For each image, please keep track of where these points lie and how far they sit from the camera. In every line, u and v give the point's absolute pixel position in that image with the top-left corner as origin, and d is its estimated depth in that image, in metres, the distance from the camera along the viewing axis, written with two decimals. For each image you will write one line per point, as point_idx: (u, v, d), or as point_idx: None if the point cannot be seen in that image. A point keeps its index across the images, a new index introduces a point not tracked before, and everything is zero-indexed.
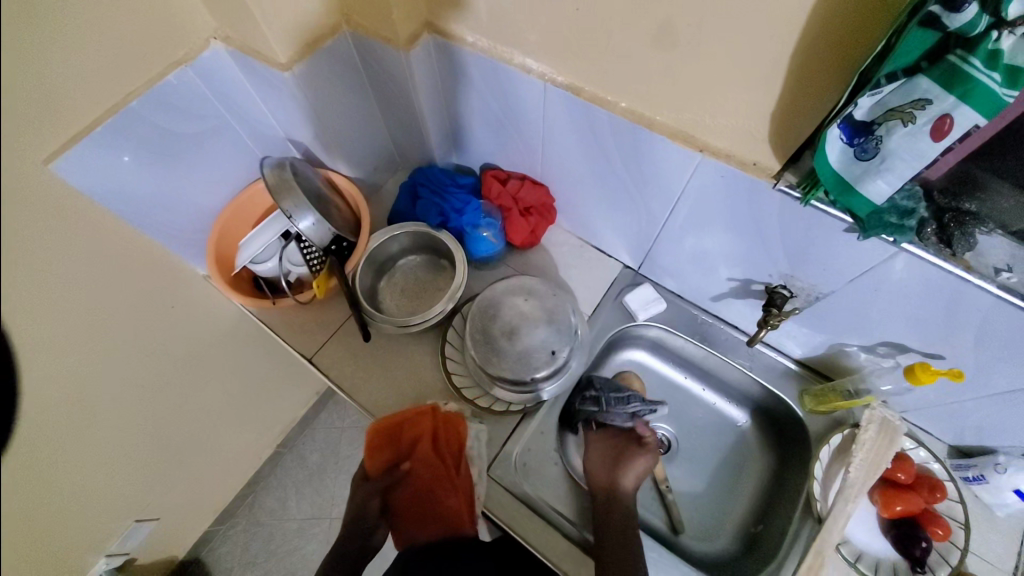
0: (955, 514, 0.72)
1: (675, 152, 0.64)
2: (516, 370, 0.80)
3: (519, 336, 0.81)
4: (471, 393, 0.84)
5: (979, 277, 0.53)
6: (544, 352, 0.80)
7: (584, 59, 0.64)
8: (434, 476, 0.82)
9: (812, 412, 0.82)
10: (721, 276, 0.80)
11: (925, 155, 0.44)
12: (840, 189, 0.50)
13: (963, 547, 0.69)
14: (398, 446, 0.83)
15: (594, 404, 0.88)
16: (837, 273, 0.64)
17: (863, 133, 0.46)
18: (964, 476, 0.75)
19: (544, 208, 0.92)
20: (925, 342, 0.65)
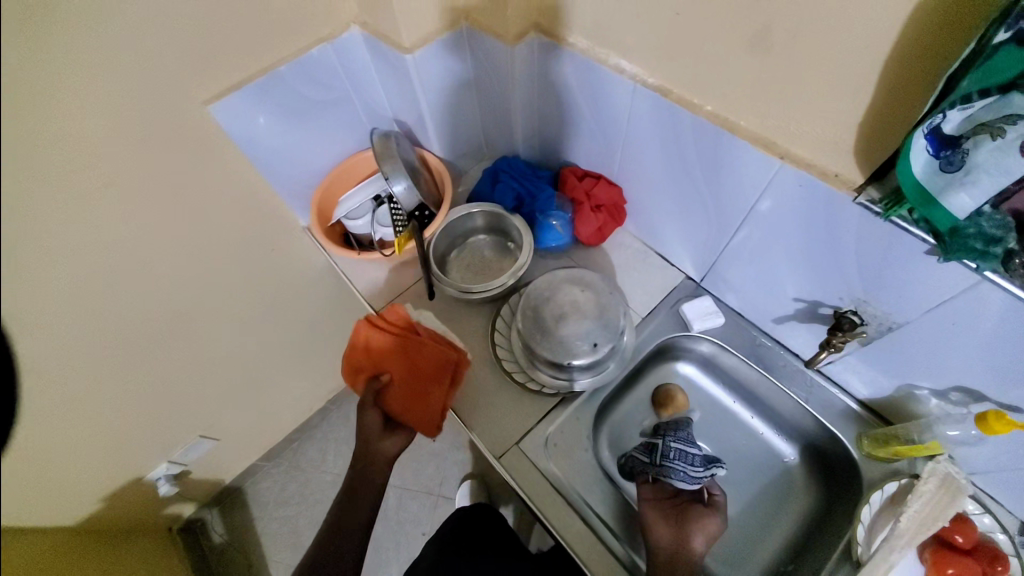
0: None
1: (755, 157, 0.66)
2: (557, 354, 0.81)
3: (567, 321, 0.82)
4: (509, 366, 0.87)
5: None
6: (587, 343, 0.81)
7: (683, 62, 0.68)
8: (396, 358, 0.86)
9: (867, 457, 0.77)
10: (787, 296, 0.79)
11: (1014, 170, 0.44)
12: (921, 201, 0.51)
13: None
14: (364, 359, 0.88)
15: (647, 453, 0.81)
16: (914, 301, 0.62)
17: (949, 145, 0.47)
18: None
19: (615, 209, 0.95)
20: (1004, 390, 0.61)
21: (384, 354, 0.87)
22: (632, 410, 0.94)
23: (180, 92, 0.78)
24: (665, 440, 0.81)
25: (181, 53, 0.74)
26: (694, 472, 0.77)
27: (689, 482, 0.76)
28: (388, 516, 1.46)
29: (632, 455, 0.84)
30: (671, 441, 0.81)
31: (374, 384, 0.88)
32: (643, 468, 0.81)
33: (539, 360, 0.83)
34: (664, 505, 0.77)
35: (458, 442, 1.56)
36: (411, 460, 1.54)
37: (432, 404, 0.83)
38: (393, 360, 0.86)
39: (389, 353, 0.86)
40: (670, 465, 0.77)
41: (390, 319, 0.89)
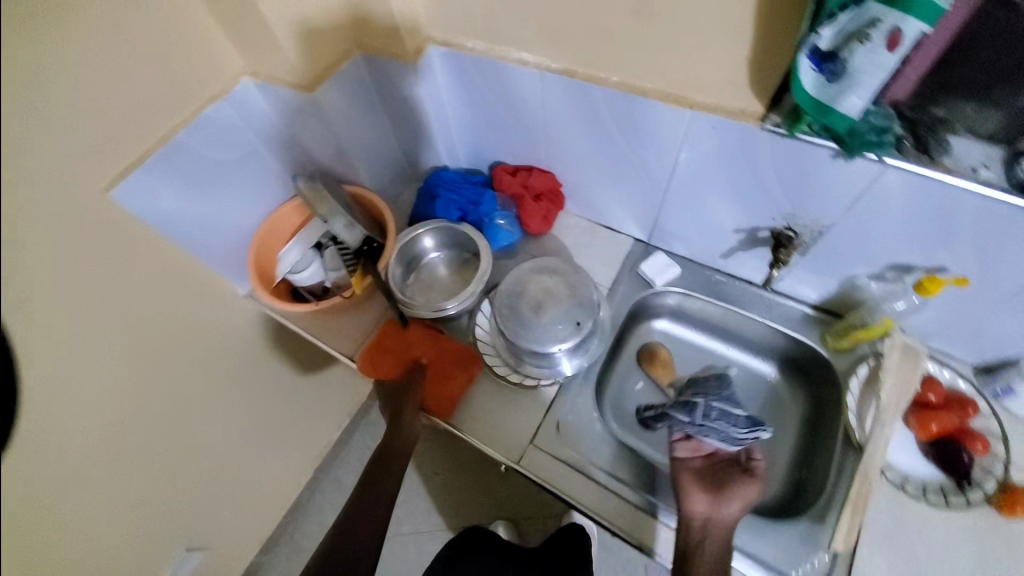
0: (992, 429, 0.72)
1: (669, 112, 0.71)
2: (543, 344, 0.80)
3: (545, 310, 0.83)
4: (499, 369, 0.86)
5: (959, 177, 0.57)
6: (569, 325, 0.82)
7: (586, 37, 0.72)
8: (430, 347, 0.88)
9: (833, 352, 0.84)
10: (727, 230, 0.85)
11: (885, 65, 0.50)
12: (818, 111, 0.57)
13: (1005, 457, 0.69)
14: (396, 343, 0.89)
15: (687, 412, 0.79)
16: (836, 200, 0.67)
17: (829, 60, 0.53)
18: (994, 392, 0.76)
19: (552, 194, 0.98)
20: (927, 256, 0.67)
21: (419, 341, 0.89)
22: (621, 376, 0.97)
23: (73, 187, 0.70)
24: (706, 399, 0.78)
25: (62, 144, 0.67)
26: (732, 434, 0.76)
27: (727, 442, 0.76)
28: (413, 565, 1.40)
29: (667, 411, 0.82)
30: (713, 400, 0.79)
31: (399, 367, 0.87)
32: (681, 426, 0.79)
33: (527, 356, 0.83)
34: (697, 470, 0.76)
35: (461, 467, 1.52)
36: (419, 501, 1.49)
37: (455, 393, 0.85)
38: (427, 348, 0.88)
39: (426, 341, 0.89)
40: (712, 426, 0.76)
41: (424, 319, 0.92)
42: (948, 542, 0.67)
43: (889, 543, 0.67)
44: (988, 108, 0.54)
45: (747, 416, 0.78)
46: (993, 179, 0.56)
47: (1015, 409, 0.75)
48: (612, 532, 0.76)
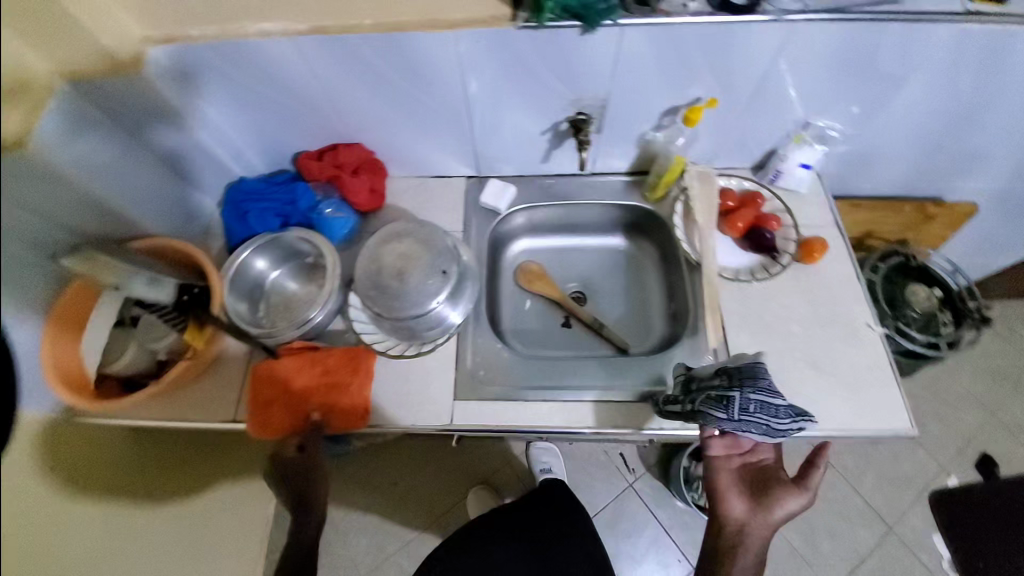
0: (778, 207, 0.90)
1: (433, 39, 0.71)
2: (421, 304, 0.80)
3: (409, 274, 0.81)
4: (393, 350, 0.85)
5: (675, 15, 0.67)
6: (437, 274, 0.81)
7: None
8: (309, 371, 0.79)
9: (654, 203, 0.97)
10: (536, 134, 0.90)
11: None
12: None
13: (794, 224, 0.87)
14: (271, 389, 0.78)
15: (723, 407, 0.68)
16: (602, 74, 0.75)
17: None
18: (771, 179, 0.92)
19: (366, 163, 0.94)
20: (683, 95, 0.78)
21: (294, 374, 0.79)
22: (509, 305, 1.02)
23: None
24: (743, 391, 0.68)
25: None
26: (770, 429, 0.68)
27: (768, 437, 0.69)
28: None
29: (696, 409, 0.70)
30: (750, 392, 0.69)
31: (287, 409, 0.78)
32: (718, 425, 0.68)
33: (413, 322, 0.82)
34: (736, 470, 0.71)
35: (419, 463, 1.50)
36: (395, 514, 1.44)
37: (355, 403, 0.78)
38: (307, 374, 0.79)
39: (302, 369, 0.79)
40: (752, 421, 0.67)
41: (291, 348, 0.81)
42: (782, 301, 0.84)
43: (746, 323, 0.83)
44: None
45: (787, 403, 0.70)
46: (699, 8, 0.67)
47: (788, 184, 0.92)
48: (558, 432, 0.80)
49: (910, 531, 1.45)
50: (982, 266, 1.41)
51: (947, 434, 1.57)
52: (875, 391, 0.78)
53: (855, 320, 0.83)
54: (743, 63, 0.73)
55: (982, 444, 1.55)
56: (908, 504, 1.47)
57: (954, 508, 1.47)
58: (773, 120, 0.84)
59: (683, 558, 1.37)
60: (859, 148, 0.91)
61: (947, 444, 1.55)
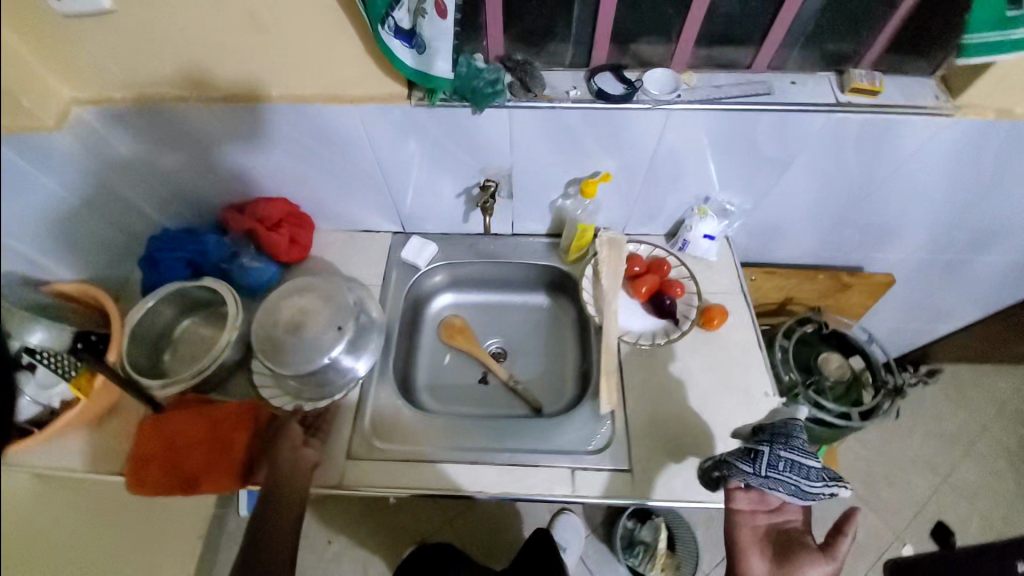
0: (684, 274, 0.93)
1: (340, 110, 0.76)
2: (315, 360, 0.81)
3: (307, 328, 0.83)
4: (284, 404, 0.84)
5: (558, 100, 0.71)
6: (333, 329, 0.83)
7: (231, 58, 0.73)
8: (194, 426, 0.78)
9: (570, 264, 0.99)
10: (452, 197, 0.93)
11: (443, 30, 0.67)
12: (423, 79, 0.67)
13: (696, 290, 0.90)
14: (153, 444, 0.76)
15: (751, 461, 0.69)
16: (501, 146, 0.79)
17: (415, 40, 0.65)
18: (680, 247, 0.95)
19: (295, 217, 0.96)
20: (581, 168, 0.83)
21: (179, 428, 0.77)
22: (426, 359, 1.02)
23: None
24: (771, 446, 0.70)
25: None
26: (798, 489, 0.67)
27: (797, 496, 0.67)
28: None
29: (725, 459, 0.72)
30: (780, 448, 0.69)
31: (167, 466, 0.75)
32: (743, 479, 0.69)
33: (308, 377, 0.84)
34: (761, 527, 0.71)
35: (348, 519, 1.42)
36: (316, 575, 1.35)
37: (235, 459, 0.77)
38: (191, 429, 0.77)
39: (187, 424, 0.78)
40: (780, 478, 0.67)
41: (181, 403, 0.81)
42: (686, 368, 0.85)
43: (645, 388, 0.83)
44: (559, 46, 0.73)
45: (821, 467, 0.69)
46: (580, 96, 0.72)
47: (694, 252, 0.95)
48: (450, 494, 0.77)
49: None
50: (925, 332, 1.39)
51: (903, 498, 1.47)
52: None
53: (755, 388, 0.83)
54: (631, 141, 0.77)
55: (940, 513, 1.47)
56: None
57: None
58: (674, 190, 0.88)
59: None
60: (766, 220, 0.93)
61: (904, 509, 1.46)
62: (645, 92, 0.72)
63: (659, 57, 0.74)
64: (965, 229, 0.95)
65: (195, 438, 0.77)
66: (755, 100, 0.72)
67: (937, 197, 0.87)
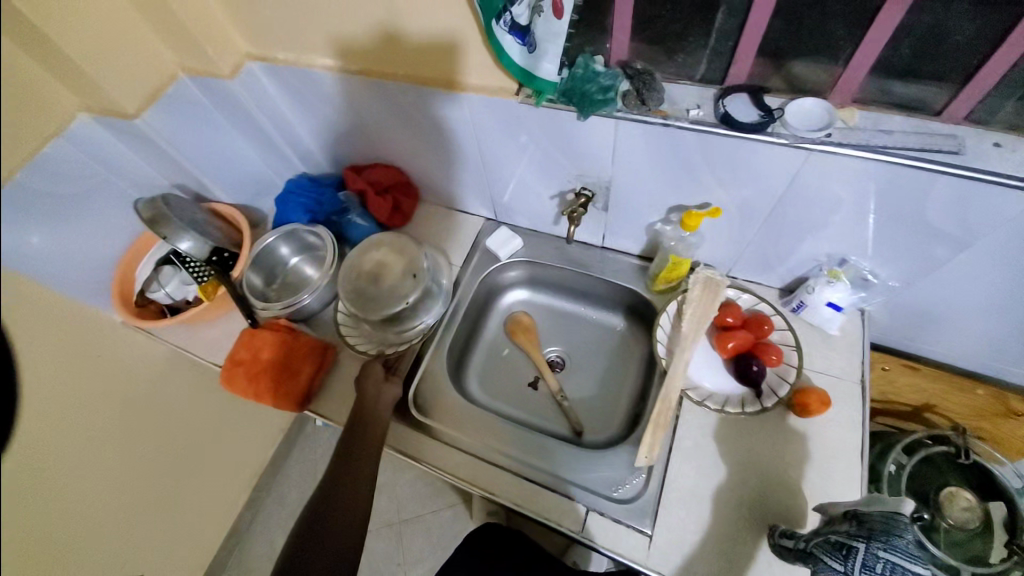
0: (787, 341, 0.78)
1: (452, 97, 0.77)
2: (386, 309, 0.87)
3: (384, 278, 0.90)
4: (360, 346, 0.92)
5: (675, 119, 0.64)
6: (408, 279, 0.89)
7: (361, 35, 0.75)
8: (275, 348, 0.88)
9: (656, 294, 0.91)
10: (546, 197, 0.90)
11: (557, 31, 0.67)
12: (527, 78, 0.68)
13: (797, 363, 0.75)
14: (244, 352, 0.90)
15: (841, 557, 0.57)
16: (604, 156, 0.74)
17: (527, 38, 0.65)
18: (793, 308, 0.81)
19: (404, 185, 1.02)
20: (689, 195, 0.74)
21: (264, 346, 0.89)
22: (485, 348, 1.03)
23: None
24: (867, 543, 0.55)
25: None
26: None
27: None
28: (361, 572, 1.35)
29: (810, 551, 0.60)
30: (879, 550, 0.55)
31: (251, 375, 0.88)
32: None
33: (380, 324, 0.90)
34: None
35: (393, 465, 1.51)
36: None
37: (296, 388, 0.86)
38: (272, 350, 0.88)
39: (271, 344, 0.89)
40: None
41: (271, 325, 0.92)
42: (752, 447, 0.74)
43: (698, 453, 0.74)
44: (692, 57, 0.65)
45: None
46: (701, 117, 0.64)
47: (812, 318, 0.79)
48: (462, 486, 0.79)
49: None
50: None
51: None
52: None
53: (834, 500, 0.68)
54: (755, 178, 0.66)
55: None
56: None
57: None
58: (798, 242, 0.74)
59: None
60: (918, 303, 0.74)
61: None
62: (785, 125, 0.60)
63: (816, 85, 0.62)
64: None
65: (273, 359, 0.87)
66: (936, 158, 0.56)
67: None
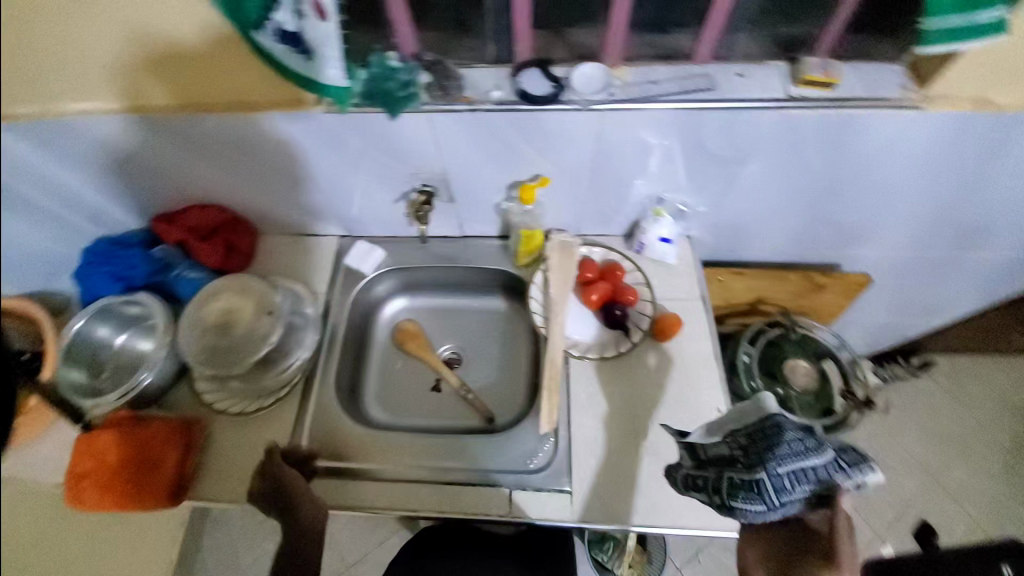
0: (638, 279, 0.87)
1: (250, 120, 0.74)
2: (247, 356, 0.78)
3: (236, 325, 0.81)
4: (233, 408, 0.82)
5: (478, 104, 0.67)
6: (263, 317, 0.81)
7: (122, 67, 0.69)
8: (128, 445, 0.75)
9: (521, 268, 0.93)
10: (390, 202, 0.88)
11: (325, 31, 0.61)
12: (314, 87, 0.67)
13: (650, 297, 0.84)
14: (87, 461, 0.72)
15: (759, 500, 0.55)
16: (430, 149, 0.75)
17: (301, 45, 0.63)
18: (637, 250, 0.89)
19: (232, 223, 0.92)
20: (519, 170, 0.77)
21: (112, 447, 0.75)
22: (378, 368, 0.97)
23: None
24: (759, 483, 0.55)
25: None
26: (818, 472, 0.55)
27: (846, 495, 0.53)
28: None
29: (723, 505, 0.59)
30: (779, 467, 0.55)
31: (103, 484, 0.72)
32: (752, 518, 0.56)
33: (249, 375, 0.81)
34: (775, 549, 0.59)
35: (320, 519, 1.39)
36: None
37: (167, 476, 0.75)
38: (124, 448, 0.75)
39: (121, 443, 0.75)
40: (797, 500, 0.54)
41: (111, 421, 0.77)
42: (637, 382, 0.80)
43: (593, 403, 0.79)
44: (478, 40, 0.68)
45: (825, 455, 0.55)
46: (504, 97, 0.67)
47: (652, 255, 0.88)
48: (381, 515, 0.75)
49: None
50: (921, 326, 1.28)
51: (886, 497, 1.38)
52: None
53: (707, 404, 0.77)
54: (567, 142, 0.71)
55: (924, 511, 1.36)
56: None
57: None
58: (622, 191, 0.81)
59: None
60: (731, 219, 0.86)
61: (884, 508, 1.37)
62: (574, 92, 0.66)
63: (592, 49, 0.68)
64: (951, 226, 0.86)
65: (130, 457, 0.75)
66: (697, 97, 0.65)
67: (915, 195, 0.79)
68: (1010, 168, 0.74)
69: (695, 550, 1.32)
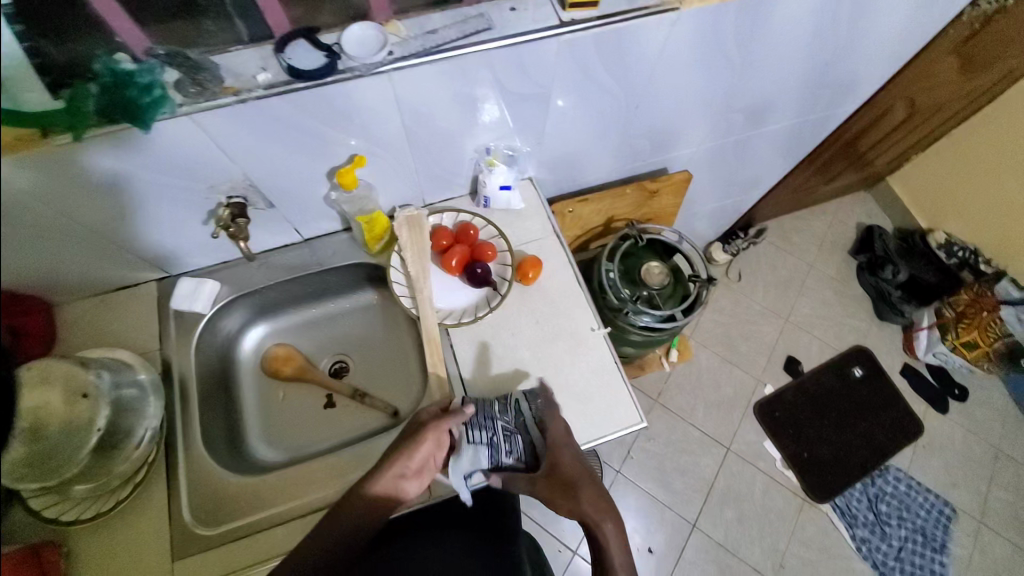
0: (493, 232, 0.87)
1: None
2: (77, 447, 0.66)
3: (46, 425, 0.66)
4: (87, 513, 0.69)
5: (245, 92, 0.59)
6: (79, 402, 0.68)
7: None
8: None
9: (377, 255, 0.89)
10: (199, 224, 0.77)
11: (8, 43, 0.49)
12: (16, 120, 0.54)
13: (507, 247, 0.85)
14: None
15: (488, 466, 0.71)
16: (215, 153, 0.65)
17: None
18: (483, 204, 0.89)
19: (11, 299, 0.72)
20: (328, 154, 0.72)
21: None
22: (256, 407, 0.88)
23: None
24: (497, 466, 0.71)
25: None
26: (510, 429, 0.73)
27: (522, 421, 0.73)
28: None
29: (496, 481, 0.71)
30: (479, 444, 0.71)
31: None
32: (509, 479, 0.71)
33: (94, 467, 0.68)
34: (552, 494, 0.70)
35: None
36: None
37: None
38: None
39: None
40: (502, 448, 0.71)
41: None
42: (516, 329, 0.81)
43: (481, 363, 0.79)
44: (224, 20, 0.60)
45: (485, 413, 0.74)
46: (272, 79, 0.60)
47: (499, 206, 0.89)
48: None
49: (746, 446, 1.49)
50: (746, 202, 1.49)
51: (759, 349, 1.62)
52: (605, 394, 0.78)
53: (582, 328, 0.82)
54: (365, 111, 0.66)
55: (789, 349, 1.63)
56: (739, 423, 1.52)
57: (777, 414, 1.54)
58: (447, 149, 0.79)
59: (564, 547, 1.34)
60: (558, 151, 0.89)
61: (760, 357, 1.61)
62: (351, 58, 0.61)
63: (357, 8, 0.63)
64: (738, 111, 0.97)
65: None
66: (476, 39, 0.64)
67: (700, 90, 0.87)
68: (766, 50, 0.83)
69: (625, 450, 1.47)
